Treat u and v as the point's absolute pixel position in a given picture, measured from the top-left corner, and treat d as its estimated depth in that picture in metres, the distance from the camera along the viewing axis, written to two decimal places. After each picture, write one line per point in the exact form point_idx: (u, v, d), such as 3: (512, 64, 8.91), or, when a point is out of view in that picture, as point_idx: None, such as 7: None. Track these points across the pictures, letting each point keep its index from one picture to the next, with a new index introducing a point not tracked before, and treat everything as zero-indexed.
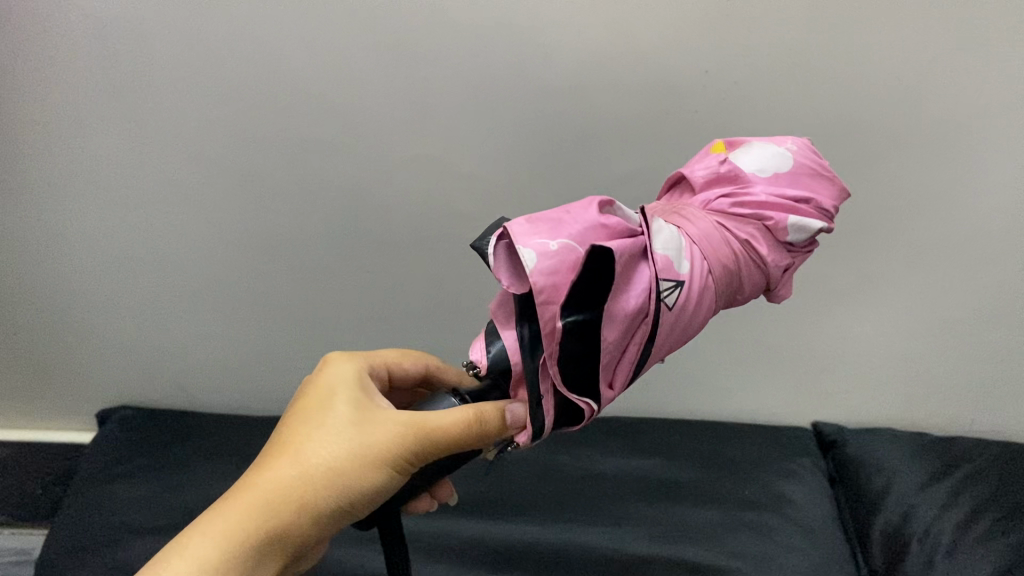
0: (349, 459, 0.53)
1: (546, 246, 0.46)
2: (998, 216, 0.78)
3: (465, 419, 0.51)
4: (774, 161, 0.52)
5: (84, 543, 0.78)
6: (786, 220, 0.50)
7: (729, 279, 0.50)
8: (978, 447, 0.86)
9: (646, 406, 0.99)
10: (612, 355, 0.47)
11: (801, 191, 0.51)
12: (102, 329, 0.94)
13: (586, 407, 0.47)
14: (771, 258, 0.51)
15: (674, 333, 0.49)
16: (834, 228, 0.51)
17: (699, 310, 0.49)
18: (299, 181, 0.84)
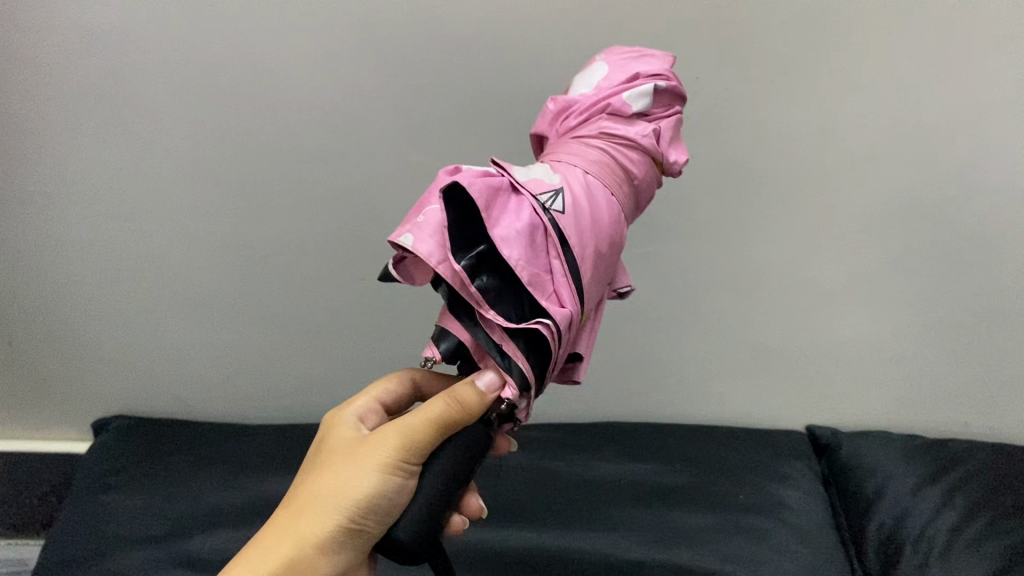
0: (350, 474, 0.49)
1: (415, 224, 0.45)
2: (988, 217, 0.78)
3: (447, 409, 0.48)
4: (593, 78, 0.56)
5: (72, 558, 0.75)
6: (619, 102, 0.52)
7: (608, 168, 0.50)
8: (969, 448, 0.83)
9: (641, 415, 0.96)
10: (540, 276, 0.44)
11: (626, 76, 0.54)
12: (99, 336, 0.94)
13: (543, 326, 0.43)
14: (632, 131, 0.51)
15: (590, 229, 0.47)
16: (672, 85, 0.54)
17: (595, 202, 0.48)
18: (286, 188, 0.83)
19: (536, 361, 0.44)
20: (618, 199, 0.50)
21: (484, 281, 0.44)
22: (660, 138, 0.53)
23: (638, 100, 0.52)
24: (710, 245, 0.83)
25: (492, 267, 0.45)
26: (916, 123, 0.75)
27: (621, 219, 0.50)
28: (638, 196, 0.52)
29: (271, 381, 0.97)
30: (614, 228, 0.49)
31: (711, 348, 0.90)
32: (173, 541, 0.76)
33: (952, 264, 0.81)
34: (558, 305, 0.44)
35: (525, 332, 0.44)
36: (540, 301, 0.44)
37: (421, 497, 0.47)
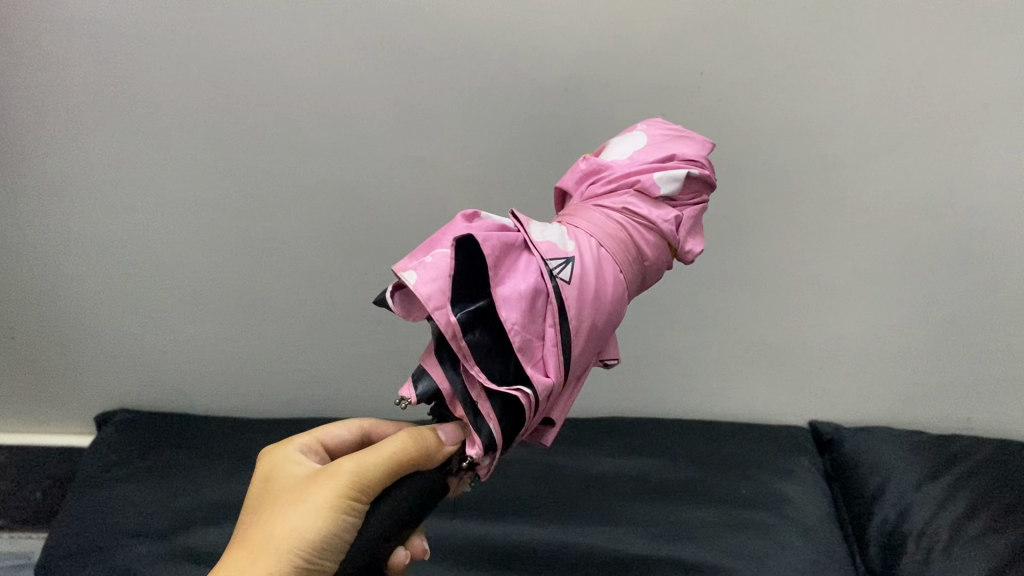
0: (293, 525, 0.45)
1: (421, 261, 0.45)
2: (990, 212, 0.78)
3: (409, 446, 0.48)
4: (629, 145, 0.56)
5: (77, 552, 0.75)
6: (651, 177, 0.52)
7: (623, 245, 0.50)
8: (973, 443, 0.83)
9: (641, 410, 0.96)
10: (528, 339, 0.44)
11: (662, 153, 0.54)
12: (101, 331, 0.94)
13: (521, 395, 0.43)
14: (659, 219, 0.51)
15: (592, 306, 0.46)
16: (702, 171, 0.53)
17: (598, 269, 0.47)
18: (287, 183, 0.83)
19: (507, 422, 0.44)
20: (627, 276, 0.49)
21: (477, 336, 0.44)
22: (682, 227, 0.52)
23: (667, 184, 0.52)
24: (711, 241, 0.83)
25: (484, 322, 0.45)
26: (921, 118, 0.75)
27: (623, 298, 0.48)
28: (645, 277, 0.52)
29: (274, 375, 0.97)
30: (618, 304, 0.48)
31: (714, 344, 0.90)
32: (177, 535, 0.76)
33: (957, 261, 0.81)
34: (532, 371, 0.43)
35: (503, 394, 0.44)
36: (522, 364, 0.43)
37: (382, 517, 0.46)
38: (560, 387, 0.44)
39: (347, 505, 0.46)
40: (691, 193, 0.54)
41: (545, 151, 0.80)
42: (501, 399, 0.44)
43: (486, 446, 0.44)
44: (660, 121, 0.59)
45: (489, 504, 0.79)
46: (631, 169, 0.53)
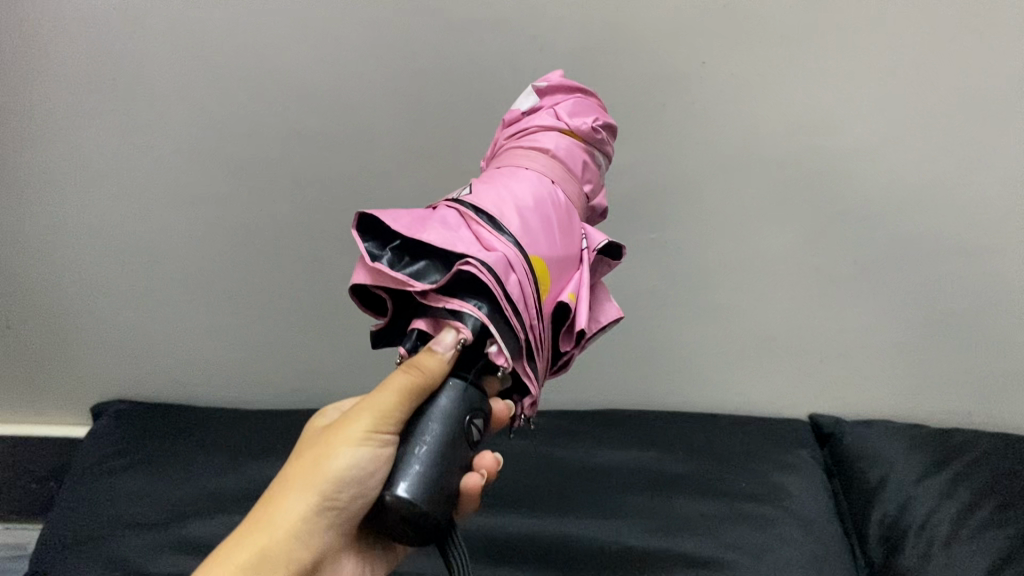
0: (317, 463, 0.46)
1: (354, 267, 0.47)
2: (995, 205, 0.77)
3: (410, 380, 0.42)
4: None
5: (71, 542, 0.74)
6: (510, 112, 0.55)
7: (521, 156, 0.52)
8: (974, 438, 0.83)
9: (642, 403, 0.95)
10: (452, 235, 0.44)
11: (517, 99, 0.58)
12: (98, 321, 0.94)
13: (467, 265, 0.42)
14: (534, 123, 0.53)
15: (505, 195, 0.47)
16: (551, 76, 0.57)
17: (505, 179, 0.49)
18: (285, 172, 0.82)
19: (484, 303, 0.43)
20: (538, 169, 0.51)
21: (417, 267, 0.45)
22: (562, 115, 0.54)
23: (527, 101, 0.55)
24: (712, 232, 0.83)
25: (414, 252, 0.46)
26: (925, 110, 0.74)
27: (543, 181, 0.50)
28: (569, 164, 0.52)
29: (272, 368, 0.96)
30: (538, 187, 0.49)
31: (714, 336, 0.89)
32: (172, 526, 0.75)
33: (961, 254, 0.80)
34: (476, 251, 0.43)
35: (470, 286, 0.44)
36: (456, 252, 0.43)
37: (426, 445, 0.41)
38: (516, 254, 0.44)
39: (361, 442, 0.44)
40: (559, 92, 0.56)
41: None
42: (465, 292, 0.44)
43: (475, 328, 0.43)
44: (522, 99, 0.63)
45: (488, 496, 0.79)
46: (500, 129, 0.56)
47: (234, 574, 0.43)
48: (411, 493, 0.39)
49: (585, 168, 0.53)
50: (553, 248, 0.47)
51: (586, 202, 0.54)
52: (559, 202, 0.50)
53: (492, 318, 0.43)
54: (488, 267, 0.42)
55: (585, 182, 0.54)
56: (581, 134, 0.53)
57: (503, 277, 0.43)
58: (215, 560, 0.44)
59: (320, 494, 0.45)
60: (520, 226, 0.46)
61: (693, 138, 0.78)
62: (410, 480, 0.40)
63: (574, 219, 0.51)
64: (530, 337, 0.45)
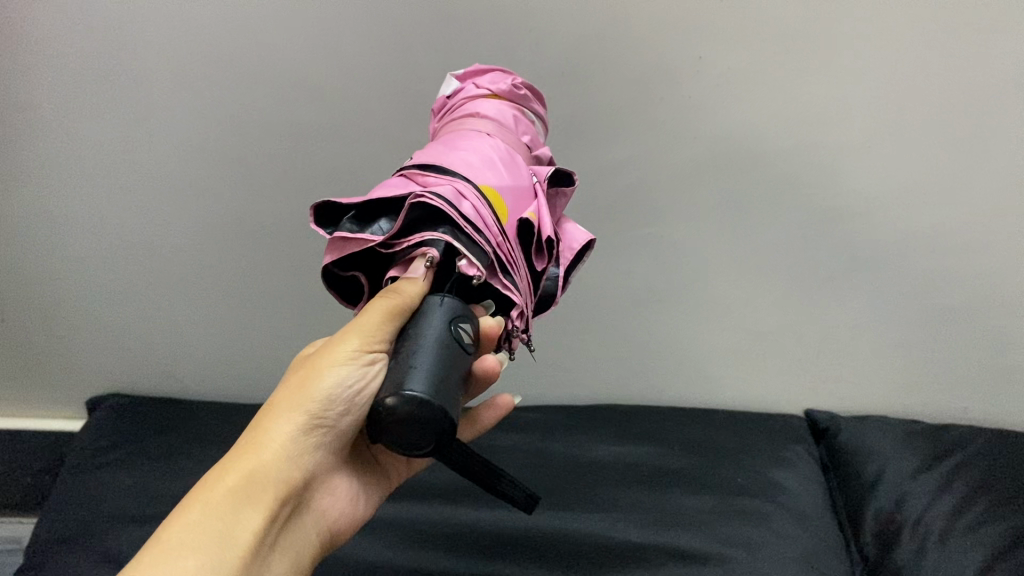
0: (300, 386, 0.43)
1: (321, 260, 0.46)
2: (992, 202, 0.77)
3: (389, 302, 0.41)
4: None
5: (63, 537, 0.74)
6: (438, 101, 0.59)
7: (455, 124, 0.55)
8: (971, 434, 0.82)
9: (639, 398, 0.95)
10: (399, 186, 0.45)
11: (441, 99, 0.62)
12: (95, 315, 0.94)
13: (415, 198, 0.42)
14: (458, 99, 0.57)
15: (445, 149, 0.49)
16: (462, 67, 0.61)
17: (444, 141, 0.51)
18: (281, 166, 0.82)
19: (445, 227, 0.43)
20: (472, 127, 0.53)
21: (377, 224, 0.44)
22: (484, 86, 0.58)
23: (448, 89, 0.59)
24: (709, 226, 0.82)
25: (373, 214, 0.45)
26: (922, 106, 0.74)
27: (480, 133, 0.52)
28: (502, 119, 0.55)
29: (269, 364, 0.95)
30: (473, 137, 0.51)
31: (711, 331, 0.89)
32: (164, 519, 0.75)
33: (958, 250, 0.80)
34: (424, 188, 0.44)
35: (429, 220, 0.43)
36: (406, 194, 0.44)
37: (424, 351, 0.37)
38: (464, 183, 0.45)
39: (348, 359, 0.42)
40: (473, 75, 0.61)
41: None
42: (425, 225, 0.43)
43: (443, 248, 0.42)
44: None
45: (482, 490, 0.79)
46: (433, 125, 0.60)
47: (221, 500, 0.39)
48: (426, 384, 0.35)
49: (517, 121, 0.56)
50: (500, 180, 0.48)
51: (529, 151, 0.56)
52: (501, 146, 0.52)
53: (455, 235, 0.42)
54: (435, 193, 0.43)
55: (522, 134, 0.56)
56: (505, 94, 0.57)
57: (453, 200, 0.43)
58: (203, 487, 0.40)
59: (308, 414, 0.42)
60: (463, 164, 0.47)
61: (689, 132, 0.78)
62: (421, 374, 0.36)
63: (519, 161, 0.53)
64: (500, 253, 0.44)
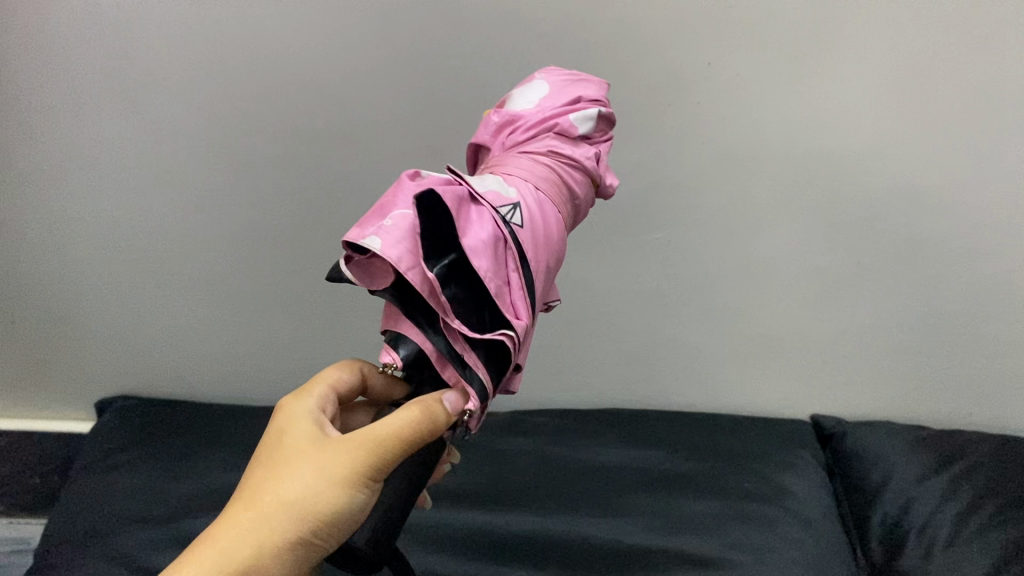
0: (309, 494, 0.43)
1: (380, 225, 0.41)
2: (997, 208, 0.78)
3: (416, 426, 0.42)
4: (534, 91, 0.53)
5: (73, 538, 0.74)
6: (567, 122, 0.50)
7: (556, 186, 0.48)
8: (975, 439, 0.83)
9: (644, 399, 0.96)
10: (502, 281, 0.41)
11: (570, 95, 0.52)
12: (103, 317, 0.94)
13: (506, 337, 0.40)
14: (582, 157, 0.50)
15: (544, 244, 0.45)
16: (609, 110, 0.52)
17: (544, 215, 0.46)
18: (290, 170, 0.83)
19: (495, 370, 0.42)
20: (562, 214, 0.48)
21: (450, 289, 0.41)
22: (600, 161, 0.52)
23: (583, 124, 0.51)
24: (718, 230, 0.83)
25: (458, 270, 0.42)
26: (931, 113, 0.75)
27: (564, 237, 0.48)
28: (578, 217, 0.51)
29: (276, 363, 0.96)
30: (561, 247, 0.47)
31: (717, 335, 0.89)
32: (175, 521, 0.75)
33: (963, 254, 0.81)
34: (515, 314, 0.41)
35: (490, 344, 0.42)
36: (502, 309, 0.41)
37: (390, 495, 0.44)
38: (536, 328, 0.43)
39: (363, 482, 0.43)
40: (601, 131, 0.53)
41: None
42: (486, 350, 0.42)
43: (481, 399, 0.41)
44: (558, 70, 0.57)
45: (490, 495, 0.79)
46: (544, 113, 0.51)
47: None
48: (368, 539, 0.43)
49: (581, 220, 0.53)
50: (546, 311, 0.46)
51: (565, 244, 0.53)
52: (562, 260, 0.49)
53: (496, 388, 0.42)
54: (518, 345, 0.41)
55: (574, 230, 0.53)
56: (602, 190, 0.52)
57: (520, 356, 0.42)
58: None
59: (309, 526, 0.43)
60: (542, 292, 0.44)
61: (697, 138, 0.78)
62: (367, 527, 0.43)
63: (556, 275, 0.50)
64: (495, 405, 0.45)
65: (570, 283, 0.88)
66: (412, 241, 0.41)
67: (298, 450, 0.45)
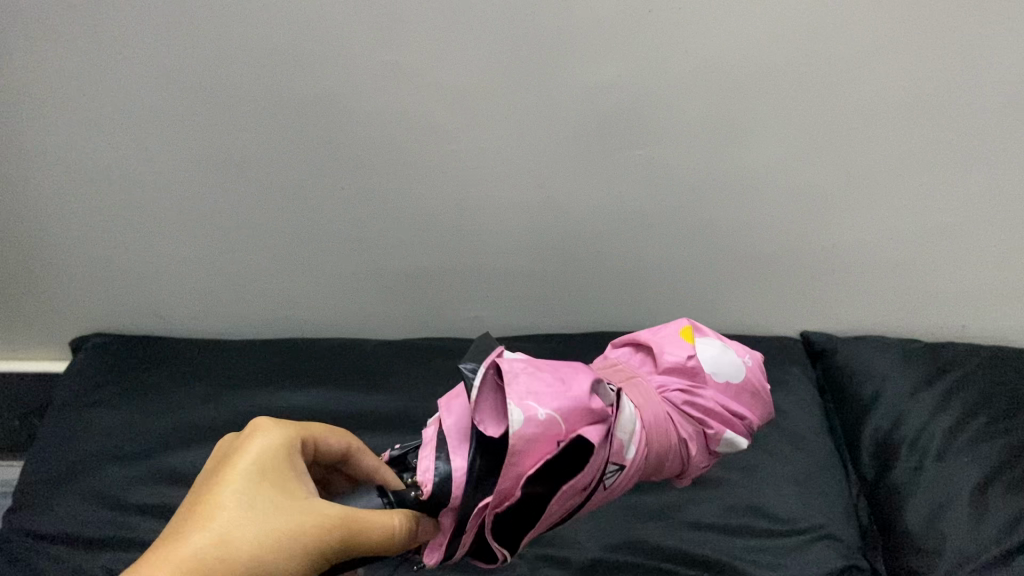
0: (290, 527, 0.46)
1: (537, 411, 0.49)
2: (994, 111, 0.74)
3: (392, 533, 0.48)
4: (728, 370, 0.62)
5: (49, 478, 0.72)
6: (722, 433, 0.59)
7: (658, 464, 0.57)
8: (967, 350, 0.81)
9: (633, 322, 0.95)
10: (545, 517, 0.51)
11: (742, 408, 0.62)
12: (74, 253, 0.91)
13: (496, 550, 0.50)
14: (699, 456, 0.60)
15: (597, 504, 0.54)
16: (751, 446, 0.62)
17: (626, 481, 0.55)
18: (253, 95, 0.78)
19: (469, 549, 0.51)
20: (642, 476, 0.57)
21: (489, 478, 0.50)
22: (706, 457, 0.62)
23: (726, 442, 0.59)
24: (700, 147, 0.79)
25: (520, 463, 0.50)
26: (930, 12, 0.69)
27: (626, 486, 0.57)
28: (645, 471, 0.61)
29: (256, 296, 0.94)
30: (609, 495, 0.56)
31: (705, 254, 0.87)
32: (154, 456, 0.74)
33: (959, 168, 0.78)
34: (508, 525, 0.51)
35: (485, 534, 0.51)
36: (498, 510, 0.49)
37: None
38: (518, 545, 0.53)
39: (317, 562, 0.46)
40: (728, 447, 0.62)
41: (519, 55, 0.74)
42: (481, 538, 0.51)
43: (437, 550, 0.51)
44: (761, 365, 0.65)
45: None
46: (716, 403, 0.60)
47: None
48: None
49: None
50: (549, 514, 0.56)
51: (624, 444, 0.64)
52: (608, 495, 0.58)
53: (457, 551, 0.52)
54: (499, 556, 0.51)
55: None
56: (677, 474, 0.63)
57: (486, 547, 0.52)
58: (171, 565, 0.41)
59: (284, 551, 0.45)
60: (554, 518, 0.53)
61: (678, 50, 0.73)
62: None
63: None
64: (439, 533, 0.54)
65: (553, 211, 0.84)
66: (539, 449, 0.49)
67: (269, 482, 0.48)
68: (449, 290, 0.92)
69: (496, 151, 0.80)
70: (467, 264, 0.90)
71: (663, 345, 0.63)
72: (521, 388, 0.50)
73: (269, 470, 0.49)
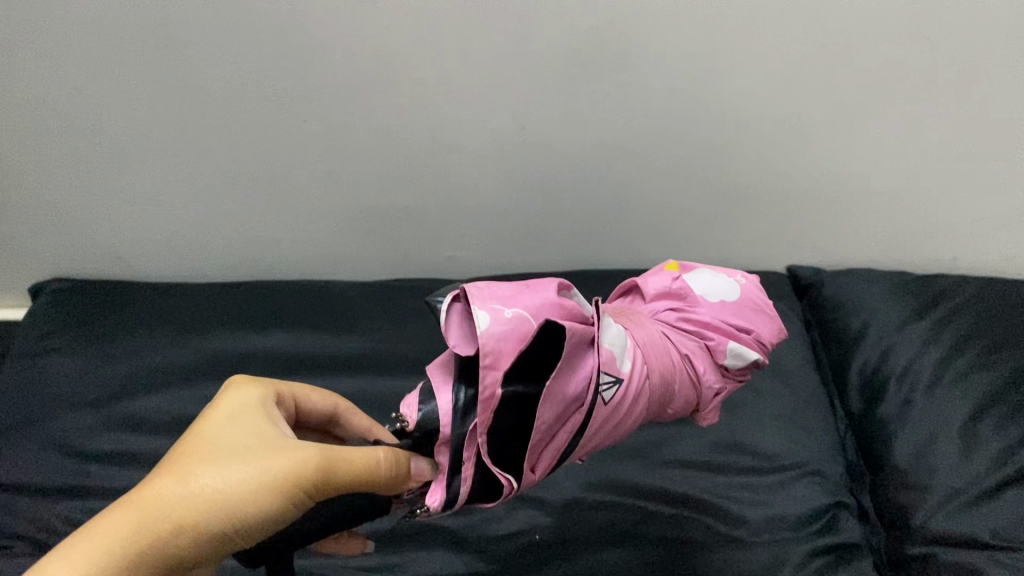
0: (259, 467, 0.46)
1: (502, 313, 0.49)
2: (996, 30, 0.70)
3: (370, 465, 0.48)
4: (721, 292, 0.61)
5: (6, 427, 0.70)
6: (724, 344, 0.57)
7: (666, 384, 0.54)
8: (957, 283, 0.78)
9: (615, 257, 0.92)
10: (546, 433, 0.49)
11: (743, 321, 0.60)
12: (26, 199, 0.86)
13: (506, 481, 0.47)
14: (710, 377, 0.58)
15: (611, 426, 0.52)
16: (766, 360, 0.59)
17: (637, 399, 0.52)
18: (199, 28, 0.72)
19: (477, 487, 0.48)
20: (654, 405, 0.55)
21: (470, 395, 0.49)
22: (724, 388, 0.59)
23: (732, 356, 0.57)
24: (685, 73, 0.74)
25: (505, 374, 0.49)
26: None
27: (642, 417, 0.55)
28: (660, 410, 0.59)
29: (223, 239, 0.90)
30: (626, 426, 0.53)
31: (689, 187, 0.84)
32: (116, 403, 0.72)
33: (955, 93, 0.75)
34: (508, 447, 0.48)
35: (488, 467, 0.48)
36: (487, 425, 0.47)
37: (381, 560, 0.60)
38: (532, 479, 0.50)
39: (296, 495, 0.46)
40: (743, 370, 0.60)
41: None
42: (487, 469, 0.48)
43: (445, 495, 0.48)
44: (760, 284, 0.63)
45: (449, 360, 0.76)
46: (712, 319, 0.59)
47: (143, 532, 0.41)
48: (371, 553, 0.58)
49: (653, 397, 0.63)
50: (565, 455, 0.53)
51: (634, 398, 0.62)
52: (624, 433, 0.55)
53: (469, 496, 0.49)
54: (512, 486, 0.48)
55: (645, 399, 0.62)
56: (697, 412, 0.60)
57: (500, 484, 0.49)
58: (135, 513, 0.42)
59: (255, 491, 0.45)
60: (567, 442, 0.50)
61: None
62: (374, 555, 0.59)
63: None
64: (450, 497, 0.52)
65: (529, 145, 0.81)
66: (510, 345, 0.47)
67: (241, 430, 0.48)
68: (425, 228, 0.89)
69: (467, 83, 0.75)
70: (441, 202, 0.86)
71: (648, 281, 0.63)
72: (487, 296, 0.50)
73: (244, 415, 0.49)
